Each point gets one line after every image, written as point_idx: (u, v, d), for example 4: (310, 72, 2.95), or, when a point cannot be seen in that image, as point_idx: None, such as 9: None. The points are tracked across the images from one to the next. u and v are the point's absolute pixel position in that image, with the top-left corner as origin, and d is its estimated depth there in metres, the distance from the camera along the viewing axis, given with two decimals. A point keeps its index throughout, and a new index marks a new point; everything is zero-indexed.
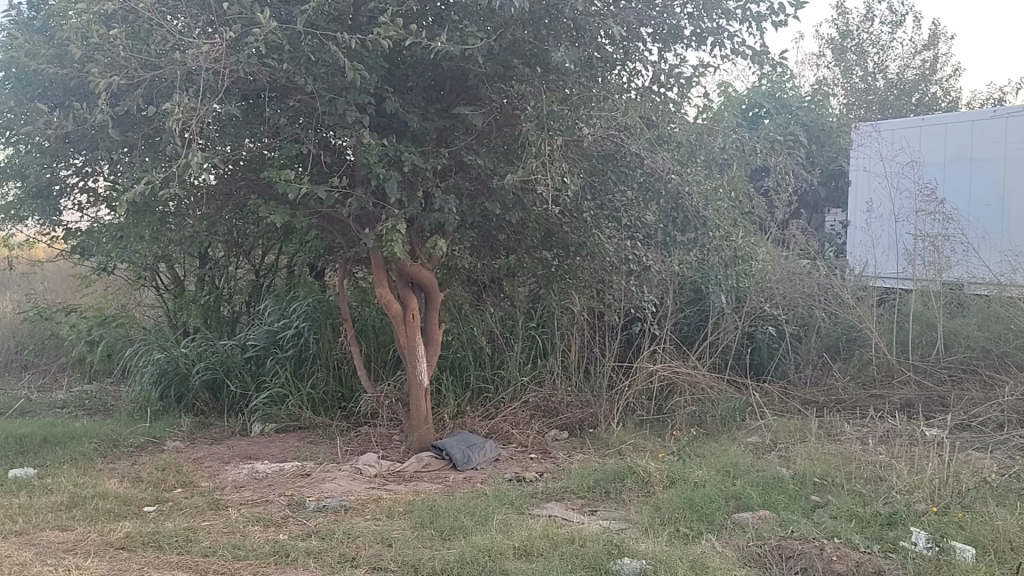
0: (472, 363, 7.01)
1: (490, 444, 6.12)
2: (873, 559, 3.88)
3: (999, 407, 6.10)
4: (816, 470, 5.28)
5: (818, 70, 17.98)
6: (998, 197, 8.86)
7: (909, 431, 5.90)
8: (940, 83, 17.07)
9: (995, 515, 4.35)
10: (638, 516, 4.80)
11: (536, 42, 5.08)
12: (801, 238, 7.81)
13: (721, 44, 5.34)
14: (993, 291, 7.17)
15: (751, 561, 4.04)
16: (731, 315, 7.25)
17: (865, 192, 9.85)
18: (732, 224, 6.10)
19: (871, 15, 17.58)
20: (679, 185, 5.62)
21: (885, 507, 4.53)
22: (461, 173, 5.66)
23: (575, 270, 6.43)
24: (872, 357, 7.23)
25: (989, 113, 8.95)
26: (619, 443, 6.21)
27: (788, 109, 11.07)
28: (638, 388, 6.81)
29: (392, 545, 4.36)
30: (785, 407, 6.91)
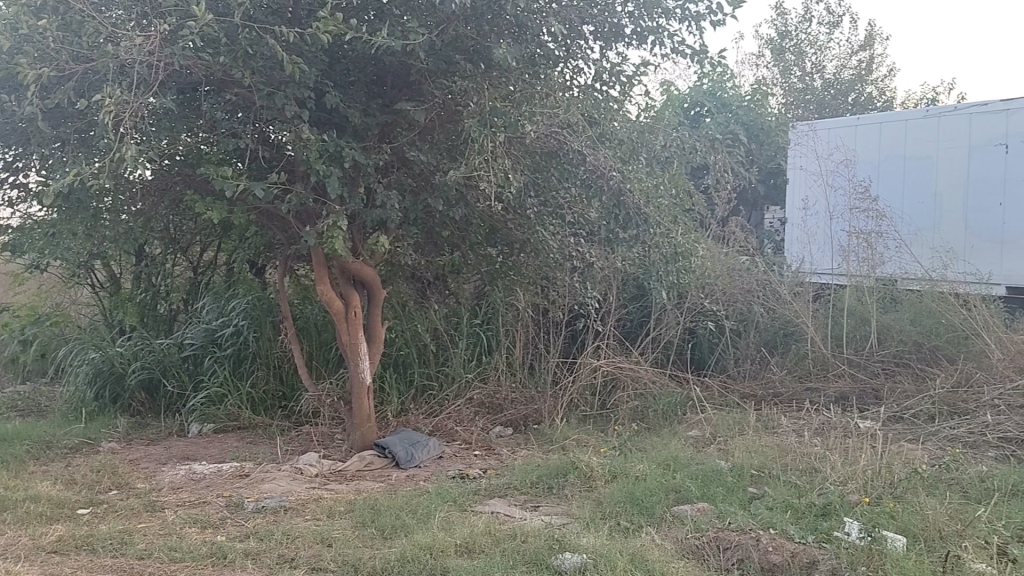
0: (415, 360, 6.98)
1: (433, 442, 6.10)
2: (807, 549, 3.96)
3: (930, 399, 6.28)
4: (753, 462, 5.38)
5: (758, 70, 18.32)
6: (930, 195, 9.13)
7: (843, 423, 6.05)
8: (875, 83, 17.51)
9: (924, 504, 4.48)
10: (580, 511, 4.83)
11: (479, 38, 5.07)
12: (740, 235, 7.93)
13: (661, 43, 5.39)
14: (924, 287, 7.38)
15: (690, 553, 4.10)
16: (672, 311, 7.36)
17: (802, 190, 10.05)
18: (673, 221, 6.16)
19: (810, 16, 17.96)
20: (621, 182, 5.66)
21: (820, 498, 4.64)
22: (403, 169, 5.62)
23: (518, 266, 6.45)
24: (808, 351, 7.39)
25: (921, 113, 9.21)
26: (562, 439, 6.24)
27: (728, 108, 11.39)
28: (581, 383, 6.87)
29: (333, 545, 4.32)
30: (724, 401, 7.03)
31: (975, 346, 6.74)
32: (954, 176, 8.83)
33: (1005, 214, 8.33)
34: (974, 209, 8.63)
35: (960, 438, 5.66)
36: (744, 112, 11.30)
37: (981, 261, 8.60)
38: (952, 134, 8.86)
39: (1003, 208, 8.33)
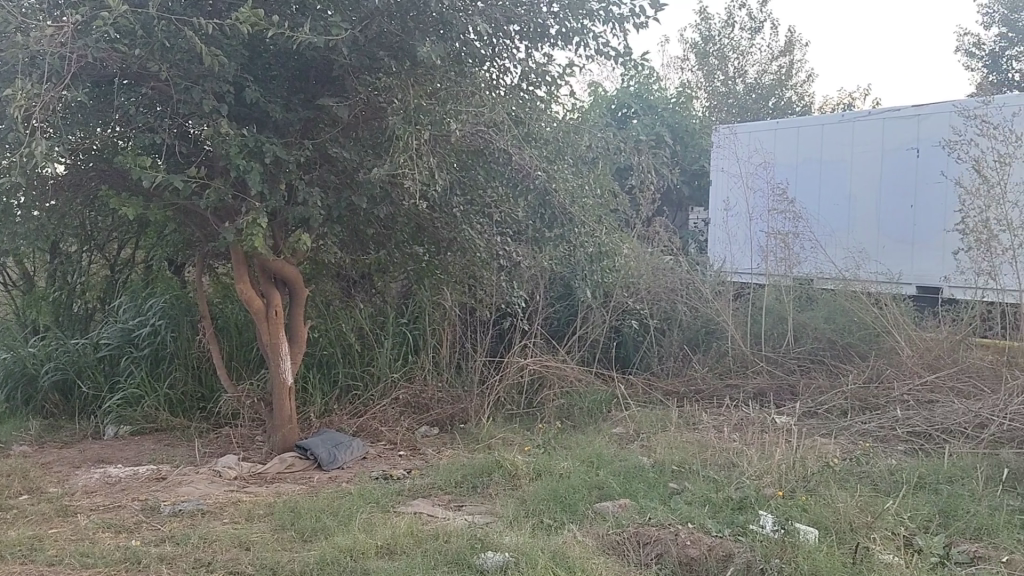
0: (340, 360, 6.90)
1: (357, 443, 6.04)
2: (724, 543, 4.04)
3: (843, 394, 6.48)
4: (674, 458, 5.47)
5: (683, 73, 18.67)
6: (845, 198, 9.44)
7: (761, 419, 6.21)
8: (794, 88, 18.03)
9: (836, 497, 4.62)
10: (503, 510, 4.84)
11: (403, 34, 5.03)
12: (664, 235, 8.05)
13: (585, 43, 5.43)
14: (838, 286, 7.63)
15: (610, 549, 4.15)
16: (598, 310, 7.44)
17: (725, 192, 10.29)
18: (598, 221, 6.20)
19: (732, 22, 18.38)
20: (546, 182, 5.67)
21: (736, 492, 4.74)
22: (326, 165, 5.51)
23: (445, 266, 6.38)
24: (728, 348, 7.55)
25: (837, 118, 9.52)
26: (488, 438, 6.23)
27: (654, 109, 11.61)
28: (508, 382, 6.87)
29: (251, 548, 4.24)
30: (648, 398, 7.14)
31: (885, 343, 6.99)
32: (867, 179, 9.14)
33: (914, 217, 8.64)
34: (886, 211, 8.94)
35: (871, 433, 5.85)
36: (669, 113, 11.56)
37: (892, 261, 8.92)
38: (866, 138, 9.18)
39: (913, 211, 8.65)
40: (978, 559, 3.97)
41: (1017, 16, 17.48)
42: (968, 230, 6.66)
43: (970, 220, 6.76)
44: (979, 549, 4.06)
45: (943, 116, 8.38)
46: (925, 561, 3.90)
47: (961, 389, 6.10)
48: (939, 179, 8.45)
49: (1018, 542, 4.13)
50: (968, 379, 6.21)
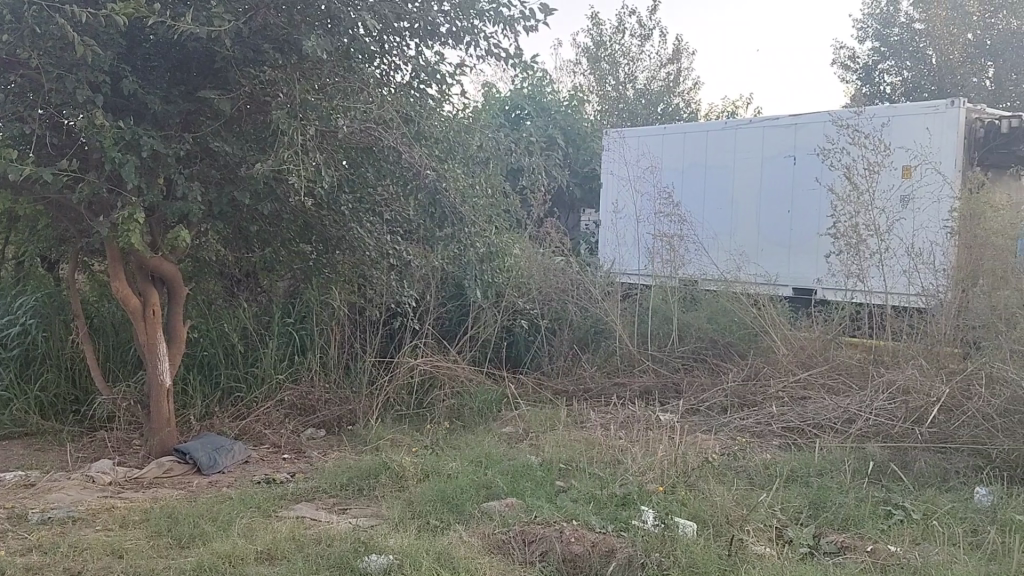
0: (223, 361, 6.67)
1: (239, 446, 5.86)
2: (607, 539, 4.11)
3: (724, 392, 6.71)
4: (562, 456, 5.54)
5: (575, 78, 19.04)
6: (728, 202, 9.78)
7: (646, 416, 6.36)
8: (682, 95, 18.59)
9: (714, 491, 4.77)
10: (389, 511, 4.79)
11: (289, 28, 4.90)
12: (555, 236, 8.16)
13: (476, 44, 5.42)
14: (720, 287, 7.87)
15: (496, 548, 4.16)
16: (490, 309, 7.46)
17: (614, 194, 10.48)
18: (489, 221, 6.15)
19: (623, 29, 18.83)
20: (437, 181, 5.52)
21: (620, 489, 4.83)
22: (207, 160, 5.30)
23: (333, 264, 6.24)
24: (616, 347, 7.72)
25: (721, 125, 9.83)
26: (376, 439, 6.15)
27: (548, 111, 11.75)
28: (397, 382, 6.84)
29: (124, 557, 4.05)
30: (537, 397, 7.21)
31: (763, 342, 7.27)
32: (749, 185, 9.48)
33: (791, 222, 9.04)
34: (765, 216, 9.32)
35: (748, 429, 6.08)
36: (562, 116, 11.73)
37: (771, 264, 9.31)
38: (748, 146, 9.53)
39: (790, 216, 9.04)
40: (845, 548, 4.16)
41: (889, 31, 18.49)
42: (840, 233, 7.04)
43: (842, 225, 7.13)
44: (846, 539, 4.25)
45: (819, 125, 8.78)
46: (795, 552, 4.07)
47: (832, 386, 6.39)
48: (814, 186, 8.85)
49: (881, 532, 4.35)
50: (839, 376, 6.51)
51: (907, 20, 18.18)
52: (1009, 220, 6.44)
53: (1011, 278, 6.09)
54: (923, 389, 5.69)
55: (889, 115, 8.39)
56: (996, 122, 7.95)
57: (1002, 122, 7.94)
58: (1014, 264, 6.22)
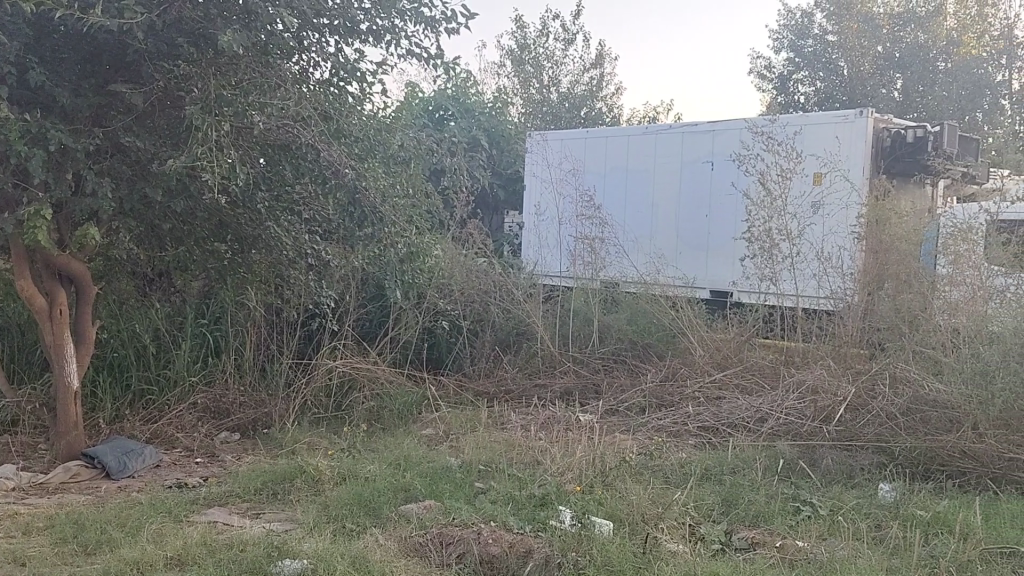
0: (134, 363, 6.42)
1: (150, 450, 5.67)
2: (524, 539, 4.12)
3: (642, 392, 6.80)
4: (481, 458, 5.52)
5: (499, 80, 19.19)
6: (648, 206, 9.95)
7: (566, 417, 6.40)
8: (605, 99, 18.82)
9: (630, 490, 4.82)
10: (304, 516, 4.70)
11: (205, 22, 4.74)
12: (477, 237, 8.15)
13: (397, 43, 5.37)
14: (639, 289, 7.96)
15: (413, 551, 4.12)
16: (411, 311, 7.39)
17: (537, 196, 10.55)
18: (409, 222, 5.99)
19: (547, 32, 19.01)
20: (355, 179, 5.39)
21: (539, 489, 4.85)
22: (118, 155, 5.09)
23: (250, 265, 6.07)
24: (537, 349, 7.74)
25: (642, 129, 9.98)
26: (292, 442, 6.03)
27: (472, 113, 11.75)
28: (315, 385, 6.74)
29: (26, 565, 3.88)
30: (458, 398, 7.17)
31: (681, 343, 7.40)
32: (668, 189, 9.67)
33: (708, 225, 9.26)
34: (684, 219, 9.52)
35: (665, 429, 6.18)
36: (486, 118, 11.74)
37: (688, 267, 9.51)
38: (668, 150, 9.70)
39: (708, 220, 9.25)
40: (755, 544, 4.27)
41: (802, 42, 19.21)
42: (754, 237, 7.25)
43: (756, 229, 7.34)
44: (757, 535, 4.36)
45: (735, 132, 8.98)
46: (707, 549, 4.15)
47: (745, 386, 6.53)
48: (730, 191, 9.08)
49: (790, 527, 4.47)
50: (752, 375, 6.66)
51: (820, 32, 18.89)
52: (913, 225, 6.81)
53: (914, 279, 6.38)
54: (831, 389, 5.86)
55: (802, 123, 8.66)
56: (903, 132, 8.32)
57: (908, 131, 8.32)
58: (917, 265, 6.51)
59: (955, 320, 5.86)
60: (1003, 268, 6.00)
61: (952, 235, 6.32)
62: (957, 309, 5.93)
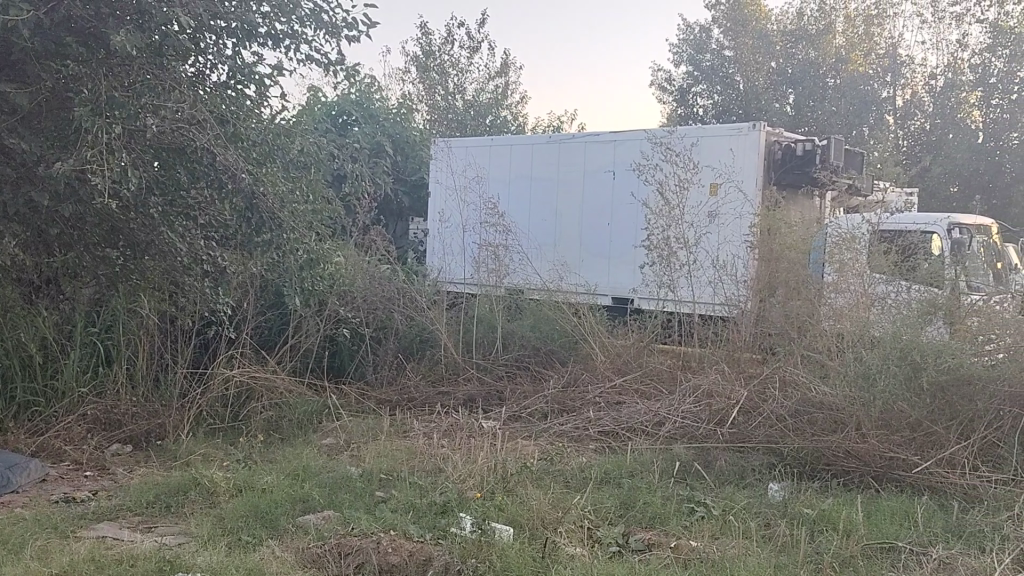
0: (18, 374, 6.13)
1: (35, 463, 5.40)
2: (424, 548, 4.10)
3: (545, 398, 6.88)
4: (382, 467, 5.47)
5: (403, 85, 19.33)
6: (551, 213, 10.09)
7: (469, 424, 6.42)
8: (510, 107, 19.08)
9: (530, 495, 4.85)
10: (198, 528, 4.57)
11: (96, 21, 4.55)
12: (381, 244, 8.08)
13: (296, 47, 5.29)
14: (543, 296, 8.06)
15: (309, 563, 4.05)
16: (311, 318, 7.26)
17: (442, 203, 10.52)
18: (308, 228, 5.81)
19: (453, 40, 19.25)
20: (253, 185, 5.16)
21: (439, 497, 4.84)
22: (2, 157, 4.74)
23: (143, 270, 5.65)
24: (441, 356, 7.74)
25: (546, 138, 10.08)
26: (187, 454, 5.86)
27: (376, 118, 11.69)
28: (211, 395, 6.56)
29: None
30: (359, 407, 7.10)
31: (582, 349, 7.51)
32: (572, 198, 9.81)
33: (610, 234, 9.45)
34: (587, 227, 9.67)
35: (567, 434, 6.26)
36: (391, 124, 11.70)
37: (590, 273, 9.66)
38: (570, 159, 9.86)
39: (610, 228, 9.44)
40: (652, 545, 4.36)
41: (701, 57, 20.02)
42: (653, 245, 7.51)
43: (655, 237, 7.61)
44: (653, 536, 4.47)
45: (636, 143, 9.20)
46: (604, 551, 4.22)
47: (643, 390, 6.67)
48: (630, 199, 9.29)
49: (684, 528, 4.59)
50: (650, 381, 6.80)
51: (717, 47, 19.85)
52: (803, 233, 7.11)
53: (803, 287, 6.68)
54: (725, 393, 6.04)
55: (699, 135, 8.95)
56: (793, 146, 8.70)
57: (798, 145, 8.69)
58: (805, 273, 6.80)
59: (839, 325, 6.14)
60: (884, 276, 6.28)
61: (837, 245, 6.65)
62: (841, 315, 6.19)
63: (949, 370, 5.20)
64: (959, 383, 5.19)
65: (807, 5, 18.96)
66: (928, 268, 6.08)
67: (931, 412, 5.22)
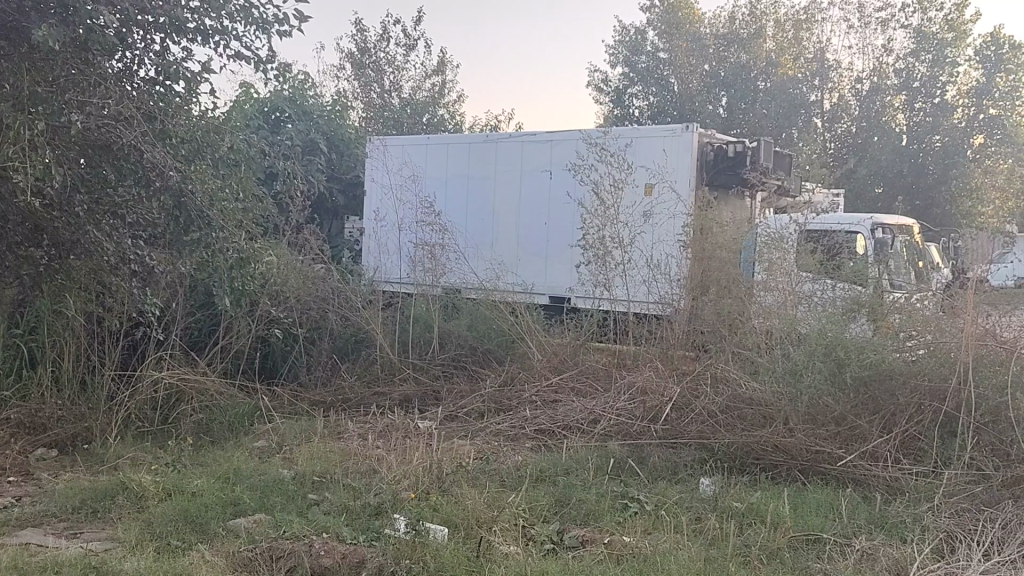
0: None
1: None
2: (358, 549, 4.06)
3: (481, 397, 6.88)
4: (315, 469, 5.40)
5: (338, 82, 19.18)
6: (488, 213, 10.09)
7: (405, 424, 6.39)
8: (447, 106, 19.06)
9: (464, 495, 4.85)
10: (125, 533, 4.46)
11: (19, 15, 4.38)
12: (314, 243, 7.98)
13: (225, 44, 5.19)
14: (479, 295, 8.07)
15: (240, 566, 3.98)
16: (242, 318, 7.13)
17: (378, 202, 10.45)
18: (239, 227, 5.67)
19: (388, 37, 19.14)
20: (181, 182, 5.02)
21: (373, 498, 4.80)
22: None
23: (69, 269, 5.44)
24: (376, 356, 7.67)
25: (482, 138, 10.08)
26: (115, 459, 5.71)
27: (310, 116, 11.54)
28: (140, 398, 6.39)
29: None
30: (293, 409, 7.01)
31: (519, 348, 7.53)
32: (509, 197, 9.84)
33: (547, 233, 9.50)
34: (524, 227, 9.71)
35: (503, 432, 6.27)
36: (325, 121, 11.58)
37: (527, 273, 9.70)
38: (507, 159, 9.87)
39: (546, 228, 9.49)
40: (585, 542, 4.39)
41: (636, 58, 20.33)
42: (589, 245, 7.58)
43: (590, 237, 7.69)
44: (587, 533, 4.49)
45: (572, 143, 9.27)
46: (539, 549, 4.24)
47: (580, 388, 6.71)
48: (566, 199, 9.35)
49: (617, 524, 4.64)
50: (586, 379, 6.86)
51: (652, 49, 20.14)
52: (733, 233, 7.16)
53: (734, 286, 6.80)
54: (659, 390, 6.12)
55: (633, 136, 9.07)
56: (724, 147, 8.89)
57: (729, 147, 8.90)
58: (737, 272, 6.89)
59: (768, 323, 6.27)
60: (811, 274, 6.44)
61: (767, 245, 6.80)
62: (770, 312, 6.33)
63: (872, 365, 5.33)
64: (882, 379, 5.32)
65: (739, 9, 19.34)
66: (852, 268, 6.23)
67: (854, 407, 5.32)
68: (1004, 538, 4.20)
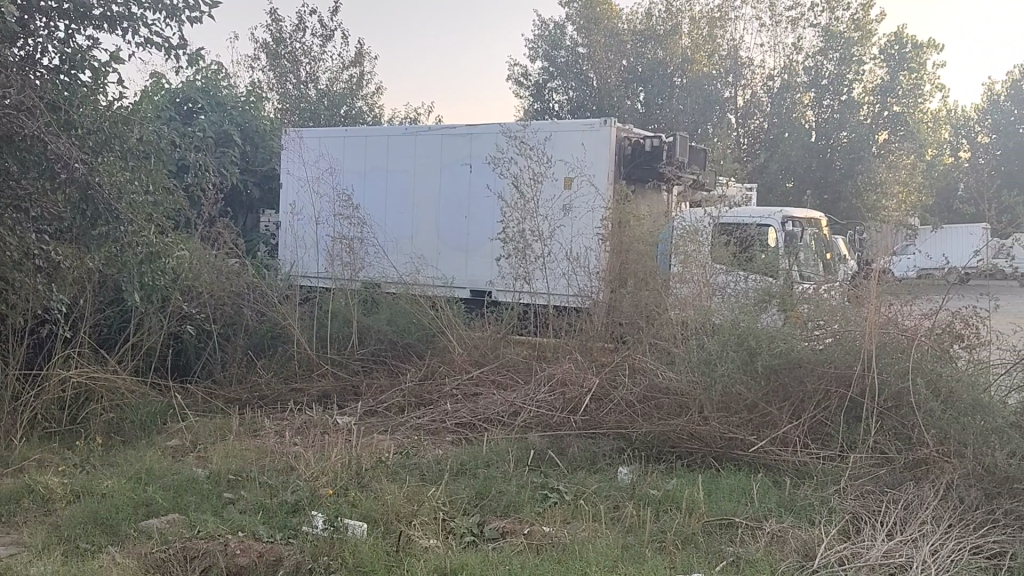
0: None
1: None
2: (274, 547, 4.00)
3: (402, 392, 6.85)
4: (230, 468, 5.29)
5: (252, 72, 18.74)
6: (408, 207, 10.05)
7: (323, 420, 6.31)
8: (365, 98, 18.80)
9: (383, 490, 4.83)
10: (30, 538, 4.28)
11: None
12: (227, 237, 7.79)
13: (135, 31, 5.02)
14: (399, 289, 8.05)
15: (153, 568, 3.87)
16: (154, 316, 6.88)
17: (294, 196, 10.29)
18: (148, 220, 5.48)
19: (304, 26, 18.78)
20: (88, 174, 4.67)
21: (290, 495, 4.73)
22: None
23: None
24: (294, 352, 7.56)
25: (401, 131, 10.00)
26: (20, 462, 5.48)
27: (223, 107, 11.25)
28: (47, 398, 6.07)
29: None
30: (207, 407, 6.89)
31: (439, 342, 7.53)
32: (428, 191, 9.82)
33: (466, 227, 9.52)
34: (444, 220, 9.70)
35: (424, 427, 6.26)
36: (239, 113, 11.32)
37: (447, 267, 9.71)
38: (426, 153, 9.83)
39: (466, 222, 9.51)
40: (505, 533, 4.42)
41: (556, 52, 20.64)
42: (508, 238, 7.64)
43: (509, 230, 7.74)
44: (507, 524, 4.52)
45: (491, 136, 9.28)
46: (459, 542, 4.25)
47: (500, 381, 6.76)
48: (486, 193, 9.38)
49: (537, 514, 4.70)
50: (507, 372, 6.90)
51: (571, 44, 20.33)
52: (649, 227, 7.30)
53: (650, 278, 6.93)
54: (579, 380, 6.21)
55: (552, 129, 9.15)
56: (641, 142, 9.02)
57: (646, 141, 9.03)
58: (653, 264, 7.02)
59: (684, 314, 6.42)
60: (725, 267, 6.64)
61: (682, 237, 7.00)
62: (686, 304, 6.48)
63: (781, 354, 5.49)
64: (791, 366, 5.49)
65: (656, 6, 19.65)
66: (763, 259, 6.49)
67: (765, 394, 5.49)
68: (906, 517, 4.39)
